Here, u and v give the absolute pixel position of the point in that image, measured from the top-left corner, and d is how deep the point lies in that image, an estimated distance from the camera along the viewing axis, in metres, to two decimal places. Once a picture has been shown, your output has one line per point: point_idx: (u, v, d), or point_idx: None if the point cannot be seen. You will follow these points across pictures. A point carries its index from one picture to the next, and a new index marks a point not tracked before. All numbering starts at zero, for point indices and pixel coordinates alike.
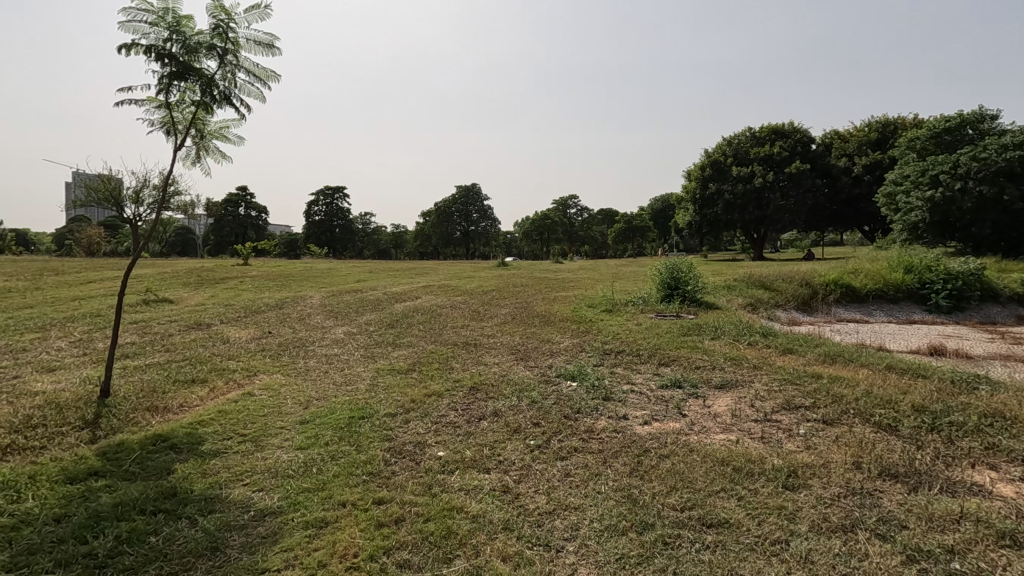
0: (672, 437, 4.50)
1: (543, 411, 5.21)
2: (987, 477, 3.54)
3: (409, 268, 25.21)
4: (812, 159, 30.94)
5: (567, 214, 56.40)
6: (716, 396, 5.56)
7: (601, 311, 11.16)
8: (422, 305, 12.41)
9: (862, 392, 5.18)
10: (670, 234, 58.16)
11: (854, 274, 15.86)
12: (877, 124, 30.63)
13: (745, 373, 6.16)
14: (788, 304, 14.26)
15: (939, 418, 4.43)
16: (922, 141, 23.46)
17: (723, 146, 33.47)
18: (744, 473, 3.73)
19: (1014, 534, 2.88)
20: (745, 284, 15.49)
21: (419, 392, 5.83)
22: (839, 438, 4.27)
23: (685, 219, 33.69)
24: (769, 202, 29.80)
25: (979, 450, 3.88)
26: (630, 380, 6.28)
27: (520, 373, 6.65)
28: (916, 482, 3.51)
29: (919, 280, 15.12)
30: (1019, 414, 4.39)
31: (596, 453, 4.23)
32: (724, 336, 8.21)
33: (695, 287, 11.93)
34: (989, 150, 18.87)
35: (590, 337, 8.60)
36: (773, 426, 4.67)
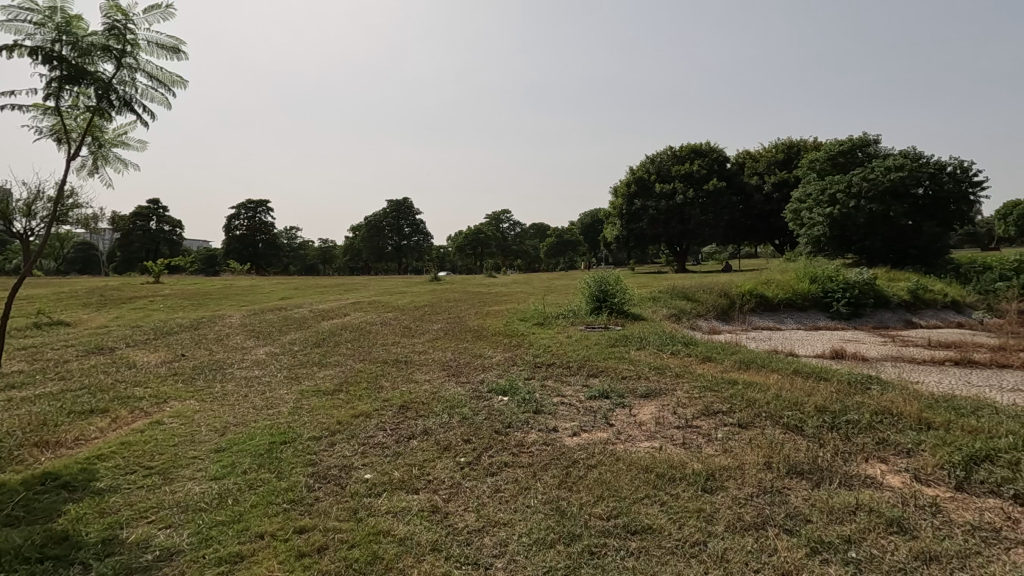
0: (599, 447, 4.61)
1: (474, 427, 5.20)
2: (879, 470, 3.88)
3: (338, 285, 24.48)
4: (728, 177, 33.08)
5: (499, 228, 56.87)
6: (641, 405, 5.75)
7: (533, 324, 11.31)
8: (351, 322, 12.06)
9: (772, 396, 5.54)
10: (599, 248, 59.99)
11: (767, 284, 17.00)
12: (782, 145, 33.23)
13: (668, 382, 6.43)
14: (708, 314, 15.07)
15: (838, 417, 4.81)
16: (821, 162, 25.70)
17: (646, 163, 35.03)
18: (667, 479, 3.89)
19: (900, 520, 3.17)
20: (669, 295, 16.21)
21: (346, 413, 5.65)
22: (752, 440, 4.54)
23: (613, 234, 34.87)
24: (690, 217, 31.47)
25: (872, 445, 4.24)
26: (560, 392, 6.39)
27: (451, 389, 6.61)
28: (819, 477, 3.80)
29: (823, 289, 16.41)
30: (905, 410, 4.85)
31: (526, 467, 4.26)
32: (649, 346, 8.55)
33: (622, 299, 12.35)
34: (876, 171, 20.97)
35: (522, 351, 8.68)
36: (694, 431, 4.89)
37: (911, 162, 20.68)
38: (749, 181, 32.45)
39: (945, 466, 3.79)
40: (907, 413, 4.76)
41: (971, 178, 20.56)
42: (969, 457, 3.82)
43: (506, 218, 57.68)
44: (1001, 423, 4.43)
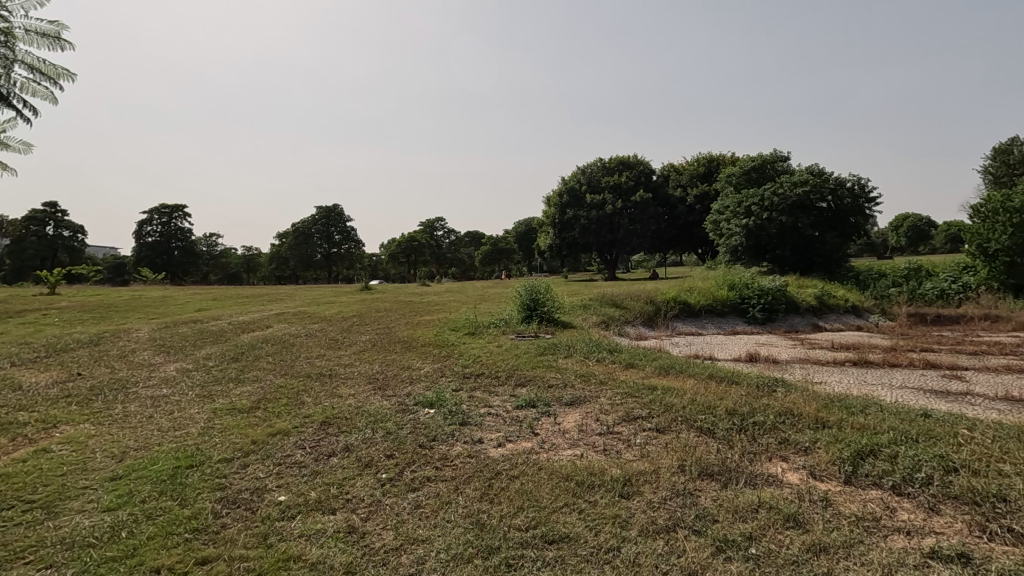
0: (522, 457, 4.65)
1: (397, 441, 5.10)
2: (781, 468, 4.16)
3: (262, 295, 23.31)
4: (654, 189, 34.54)
5: (435, 236, 56.32)
6: (566, 413, 5.85)
7: (463, 334, 11.27)
8: (273, 335, 11.49)
9: (687, 400, 5.81)
10: (534, 257, 60.74)
11: (689, 291, 17.82)
12: (703, 159, 35.10)
13: (592, 389, 6.59)
14: (635, 321, 15.63)
15: (745, 419, 5.10)
16: (737, 177, 27.44)
17: (577, 174, 35.85)
18: (585, 486, 3.98)
19: (796, 516, 3.40)
20: (599, 302, 16.65)
21: (261, 432, 5.38)
22: (668, 444, 4.73)
23: (546, 243, 35.32)
24: (619, 227, 32.58)
25: (775, 445, 4.53)
26: (487, 402, 6.40)
27: (376, 403, 6.43)
28: (727, 478, 4.01)
29: (740, 296, 17.43)
30: (804, 410, 5.22)
31: (448, 480, 4.22)
32: (576, 354, 8.73)
33: (552, 307, 12.56)
34: (785, 187, 22.66)
35: (451, 362, 8.62)
36: (614, 438, 5.04)
37: (815, 178, 22.41)
38: (674, 193, 34.07)
39: (836, 462, 4.10)
40: (806, 413, 5.12)
41: (867, 194, 22.59)
42: (857, 452, 4.16)
43: (440, 225, 57.10)
44: (885, 420, 4.87)
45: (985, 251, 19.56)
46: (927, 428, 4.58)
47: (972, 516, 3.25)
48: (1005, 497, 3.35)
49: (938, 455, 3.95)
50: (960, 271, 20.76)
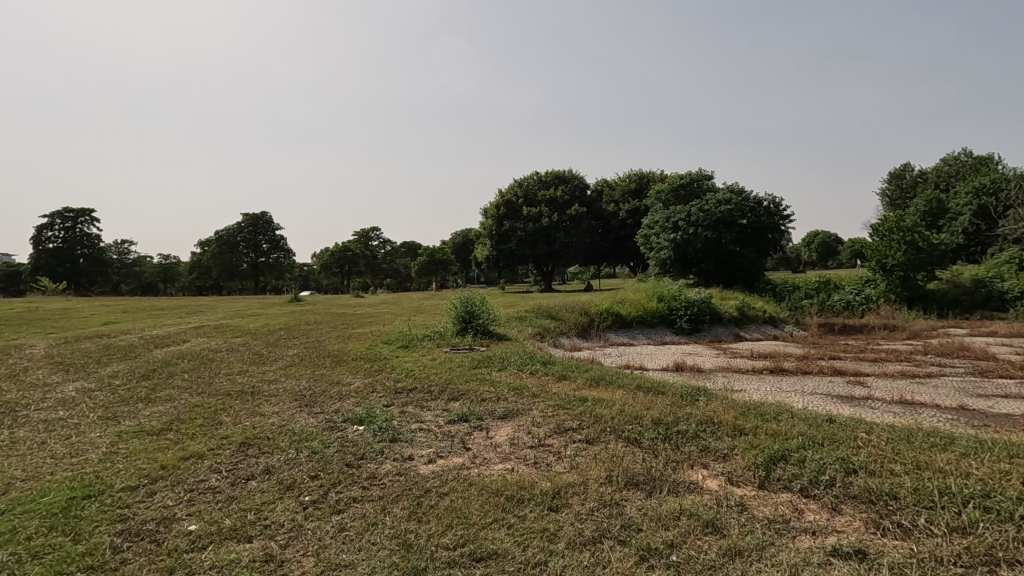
0: (452, 473, 4.59)
1: (323, 461, 4.90)
2: (702, 475, 4.34)
3: (180, 307, 21.83)
4: (588, 203, 35.48)
5: (369, 246, 55.04)
6: (498, 427, 5.85)
7: (396, 348, 11.04)
8: (191, 350, 10.79)
9: (616, 411, 5.96)
10: (471, 267, 60.69)
11: (622, 303, 18.37)
12: (634, 175, 36.50)
13: (525, 402, 6.62)
14: (569, 332, 15.93)
15: (670, 428, 5.30)
16: (665, 194, 28.70)
17: (514, 187, 36.23)
18: (515, 501, 3.97)
19: (714, 521, 3.55)
20: (534, 314, 16.81)
21: (172, 456, 5.01)
22: (597, 455, 4.82)
23: (483, 254, 35.32)
24: (555, 239, 33.15)
25: (697, 453, 4.73)
26: (418, 418, 6.29)
27: (301, 422, 6.15)
28: (651, 487, 4.14)
29: (669, 307, 18.18)
30: (723, 418, 5.48)
31: (375, 501, 4.09)
32: (510, 367, 8.76)
33: (487, 319, 12.57)
34: (710, 204, 23.94)
35: (383, 376, 8.41)
36: (545, 450, 5.09)
37: (736, 197, 23.83)
38: (607, 208, 35.17)
39: (751, 467, 4.33)
40: (725, 421, 5.39)
41: (781, 212, 24.23)
42: (769, 457, 4.42)
43: (375, 235, 55.88)
44: (795, 425, 5.20)
45: (883, 266, 21.72)
46: (831, 432, 4.93)
47: (868, 515, 3.51)
48: (895, 494, 3.65)
49: (840, 457, 4.27)
50: (863, 284, 22.61)
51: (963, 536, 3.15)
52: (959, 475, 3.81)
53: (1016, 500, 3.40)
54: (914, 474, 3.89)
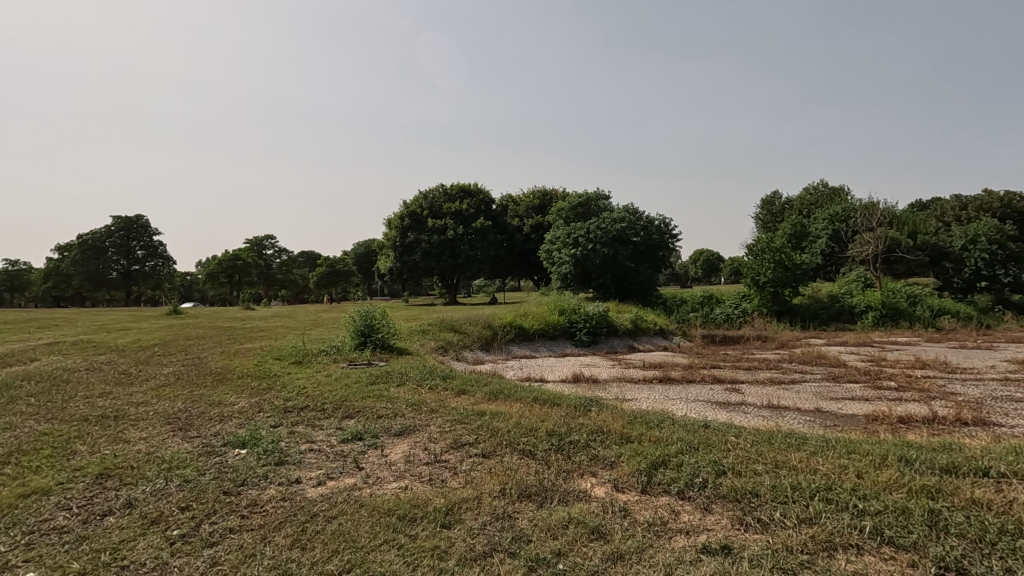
0: (342, 495, 4.40)
1: (196, 490, 4.49)
2: (592, 483, 4.53)
3: (29, 320, 19.07)
4: (493, 218, 35.92)
5: (263, 255, 51.70)
6: (393, 445, 5.71)
7: (288, 364, 10.42)
8: (39, 370, 9.46)
9: (512, 423, 6.05)
10: (373, 279, 59.04)
11: (524, 316, 18.75)
12: (538, 193, 37.60)
13: (423, 418, 6.53)
14: (472, 345, 16.00)
15: (563, 439, 5.47)
16: (567, 211, 29.83)
17: (419, 198, 35.82)
18: (407, 520, 3.90)
19: (599, 527, 3.71)
20: (437, 326, 16.64)
21: (9, 494, 4.36)
22: (492, 469, 4.86)
23: (386, 266, 34.41)
24: (460, 252, 33.14)
25: (586, 462, 4.93)
26: (308, 438, 5.97)
27: (173, 448, 5.60)
28: (543, 498, 4.25)
29: (568, 320, 18.84)
30: (612, 427, 5.77)
31: (255, 530, 3.83)
32: (408, 382, 8.59)
33: (387, 333, 12.28)
34: (606, 222, 25.27)
35: (271, 395, 7.89)
36: (441, 466, 5.05)
37: (630, 216, 25.39)
38: (512, 222, 35.91)
39: (635, 474, 4.59)
40: (613, 430, 5.67)
41: (670, 232, 26.11)
42: (652, 463, 4.70)
43: (269, 243, 52.52)
44: (675, 432, 5.59)
45: (757, 282, 23.94)
46: (706, 437, 5.36)
47: (733, 512, 3.85)
48: (756, 492, 4.04)
49: (712, 460, 4.65)
50: (740, 299, 24.73)
51: (809, 525, 3.54)
52: (809, 471, 4.30)
53: (851, 491, 3.90)
54: (772, 473, 4.33)
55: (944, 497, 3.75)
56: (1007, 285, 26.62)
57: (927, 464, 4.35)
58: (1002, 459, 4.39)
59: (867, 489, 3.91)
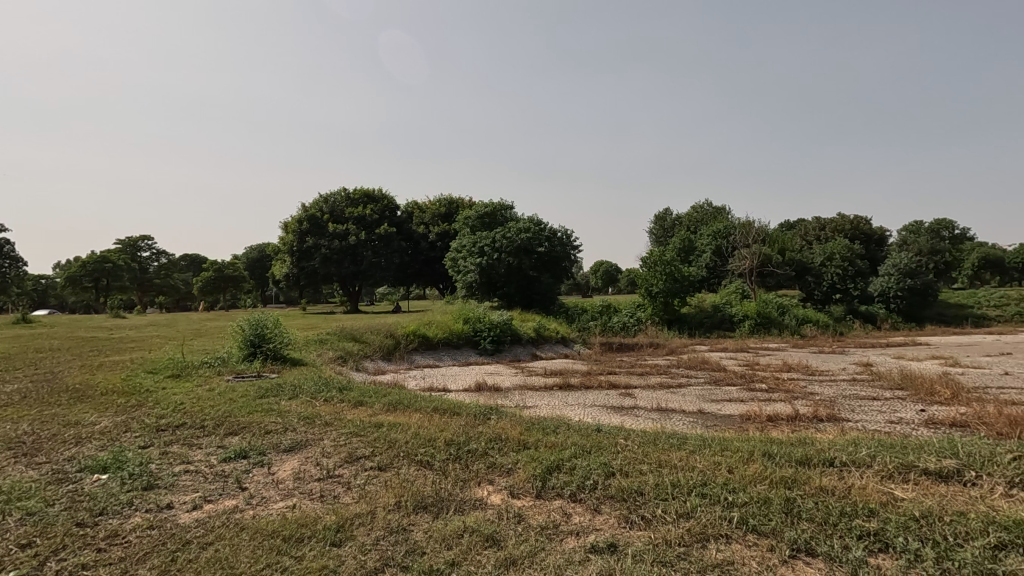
0: (220, 519, 4.07)
1: (42, 524, 3.94)
2: (489, 491, 4.57)
3: None
4: (398, 224, 35.21)
5: (137, 258, 46.71)
6: (282, 461, 5.40)
7: (163, 378, 9.48)
8: None
9: (411, 434, 5.95)
10: (268, 285, 55.52)
11: (429, 324, 18.51)
12: (444, 201, 37.48)
13: (316, 432, 6.23)
14: (373, 355, 15.55)
15: (462, 448, 5.48)
16: (473, 220, 29.98)
17: (319, 201, 34.26)
18: (294, 541, 3.70)
19: (494, 534, 3.74)
20: (336, 335, 15.96)
21: None
22: (388, 482, 4.74)
23: (282, 272, 32.52)
24: (362, 259, 32.09)
25: (484, 470, 4.97)
26: (184, 458, 5.47)
27: (12, 477, 4.87)
28: (438, 508, 4.21)
29: (473, 329, 18.89)
30: (510, 434, 5.87)
31: (114, 564, 3.43)
32: (302, 395, 8.16)
33: (280, 343, 11.60)
34: (512, 232, 25.70)
35: (142, 412, 7.15)
36: (334, 482, 4.84)
37: (535, 227, 26.06)
38: (417, 229, 35.46)
39: (530, 479, 4.69)
40: (511, 437, 5.77)
41: (572, 243, 27.12)
42: (546, 468, 4.83)
43: (145, 245, 47.57)
44: (569, 437, 5.79)
45: (651, 292, 25.49)
46: (598, 440, 5.60)
47: (620, 511, 4.05)
48: (641, 491, 4.29)
49: (603, 462, 4.88)
50: (636, 308, 26.20)
51: (686, 519, 3.83)
52: (686, 469, 4.64)
53: (723, 485, 4.26)
54: (655, 471, 4.63)
55: (798, 486, 4.21)
56: (856, 297, 30.63)
57: (786, 457, 4.88)
58: (843, 450, 5.03)
59: (736, 483, 4.29)
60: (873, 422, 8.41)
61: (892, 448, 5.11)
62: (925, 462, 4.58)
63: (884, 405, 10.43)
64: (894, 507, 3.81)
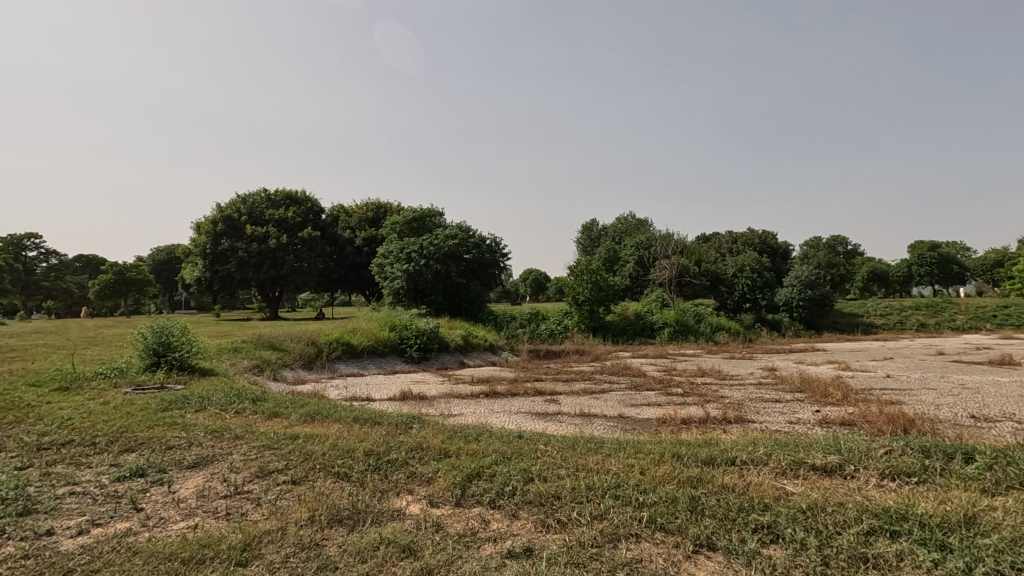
0: (111, 543, 3.75)
1: None
2: (408, 501, 4.51)
3: None
4: (322, 228, 34.00)
5: (23, 257, 42.02)
6: (185, 478, 5.06)
7: (48, 391, 8.57)
8: None
9: (328, 446, 5.76)
10: (176, 289, 51.75)
11: (353, 332, 17.97)
12: (372, 205, 36.69)
13: (224, 446, 5.88)
14: (293, 364, 14.90)
15: (381, 458, 5.37)
16: (400, 226, 29.50)
17: (236, 201, 32.43)
18: (194, 563, 3.47)
19: (411, 545, 3.70)
20: (252, 343, 15.13)
21: None
22: (302, 496, 4.56)
23: (193, 275, 30.46)
24: (283, 263, 30.68)
25: (404, 480, 4.90)
26: (69, 479, 4.99)
27: None
28: (354, 521, 4.10)
29: (399, 336, 18.54)
30: (431, 443, 5.82)
31: None
32: (211, 407, 7.67)
33: (188, 352, 10.85)
34: (439, 239, 25.56)
35: (20, 430, 6.43)
36: (242, 498, 4.60)
37: (463, 234, 26.09)
38: (342, 234, 34.42)
39: (449, 488, 4.67)
40: (432, 445, 5.73)
41: (500, 251, 27.36)
42: (466, 476, 4.84)
43: (32, 243, 42.88)
44: (491, 444, 5.83)
45: (577, 300, 26.16)
46: (519, 447, 5.68)
47: (537, 515, 4.13)
48: (558, 495, 4.39)
49: (522, 468, 4.95)
50: (563, 316, 26.78)
51: (600, 521, 3.96)
52: (602, 471, 4.81)
53: (635, 486, 4.45)
54: (572, 475, 4.76)
55: (703, 485, 4.48)
56: (763, 307, 32.99)
57: (692, 458, 5.18)
58: (743, 450, 5.41)
59: (647, 483, 4.51)
60: (774, 423, 9.10)
61: (785, 446, 5.56)
62: (813, 458, 5.02)
63: (785, 407, 11.29)
64: (786, 500, 4.14)
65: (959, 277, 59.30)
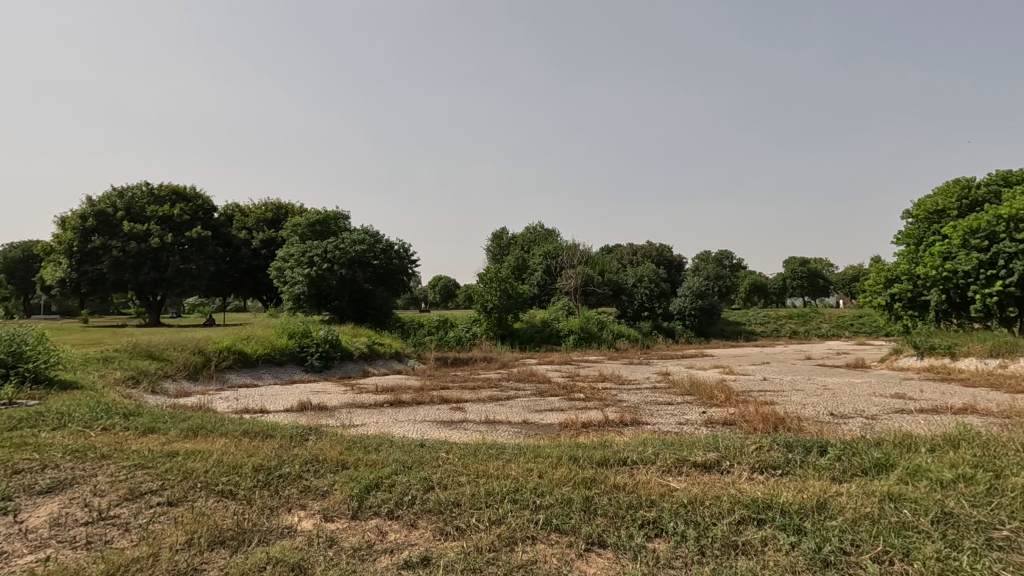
0: None
1: None
2: (299, 517, 4.31)
3: None
4: (214, 227, 31.58)
5: None
6: (36, 506, 4.47)
7: None
8: None
9: (212, 462, 5.35)
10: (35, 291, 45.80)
11: (246, 339, 16.81)
12: (271, 205, 34.66)
13: (86, 468, 5.26)
14: (176, 375, 13.71)
15: (272, 473, 5.08)
16: (303, 228, 28.09)
17: (111, 194, 29.26)
18: None
19: (301, 562, 3.53)
20: (127, 352, 13.69)
21: None
22: (179, 518, 4.20)
23: (56, 276, 27.05)
24: (167, 264, 28.09)
25: (297, 494, 4.67)
26: None
27: None
28: (239, 542, 3.84)
29: (299, 344, 17.62)
30: (329, 455, 5.60)
31: None
32: (72, 425, 6.82)
33: (45, 363, 9.61)
34: (346, 243, 24.63)
35: None
36: (108, 524, 4.15)
37: (371, 239, 25.30)
38: (237, 235, 32.21)
39: (346, 500, 4.52)
40: (329, 457, 5.51)
41: (409, 258, 26.86)
42: (364, 487, 4.70)
43: None
44: (391, 454, 5.72)
45: (486, 307, 26.34)
46: (420, 455, 5.62)
47: (435, 523, 4.11)
48: (458, 502, 4.40)
49: (422, 477, 4.90)
50: (471, 323, 26.81)
51: (497, 525, 4.02)
52: (502, 476, 4.89)
53: (532, 490, 4.56)
54: (471, 482, 4.79)
55: (596, 485, 4.70)
56: (660, 315, 35.14)
57: (588, 460, 5.41)
58: (634, 450, 5.72)
59: (543, 487, 4.63)
60: (666, 425, 9.69)
61: (671, 446, 5.96)
62: (695, 456, 5.43)
63: (677, 409, 12.08)
64: (669, 496, 4.44)
65: (824, 290, 66.90)
